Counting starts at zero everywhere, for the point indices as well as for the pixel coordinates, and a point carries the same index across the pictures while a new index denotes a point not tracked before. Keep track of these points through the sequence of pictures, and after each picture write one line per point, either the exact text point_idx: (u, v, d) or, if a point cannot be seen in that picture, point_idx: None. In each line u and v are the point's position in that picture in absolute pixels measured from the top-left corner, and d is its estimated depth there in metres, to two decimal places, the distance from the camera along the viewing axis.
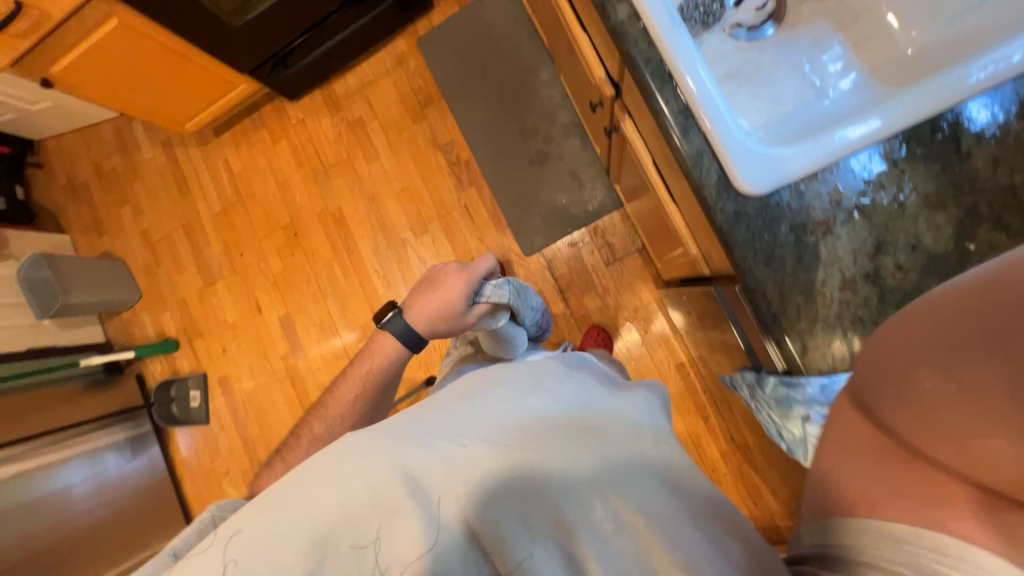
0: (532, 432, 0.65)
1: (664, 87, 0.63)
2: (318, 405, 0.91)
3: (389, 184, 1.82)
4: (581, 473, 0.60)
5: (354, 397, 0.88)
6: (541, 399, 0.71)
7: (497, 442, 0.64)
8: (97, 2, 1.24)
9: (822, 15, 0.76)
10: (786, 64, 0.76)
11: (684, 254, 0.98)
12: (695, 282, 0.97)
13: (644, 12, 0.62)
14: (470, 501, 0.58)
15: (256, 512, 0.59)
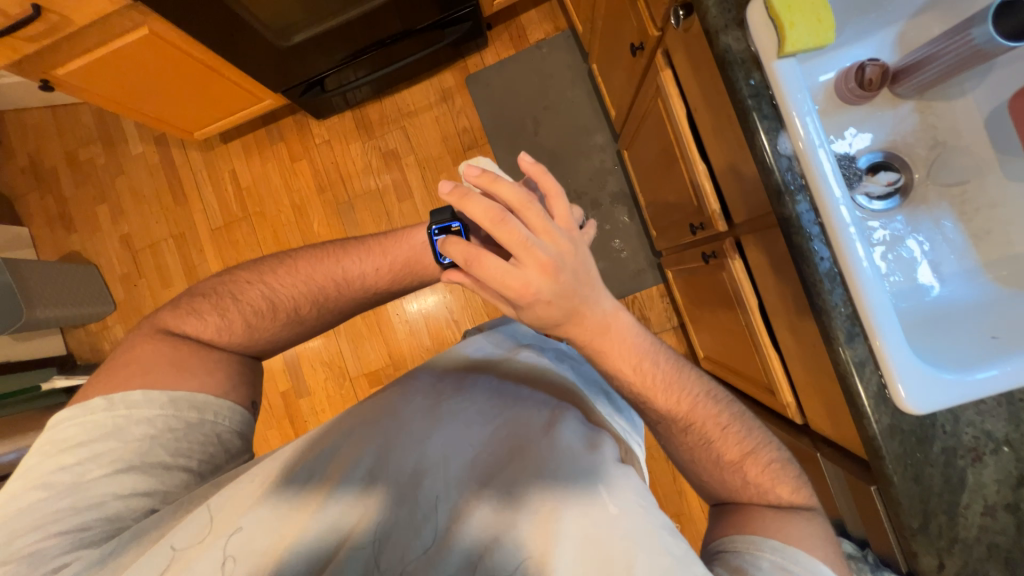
0: (512, 437, 0.67)
1: (834, 290, 0.62)
2: (302, 276, 0.79)
3: (409, 197, 1.74)
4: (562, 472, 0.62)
5: (351, 287, 0.81)
6: (516, 406, 0.72)
7: (481, 435, 0.67)
8: (129, 11, 1.07)
9: (948, 199, 0.77)
10: (911, 242, 0.77)
11: (761, 383, 0.99)
12: (770, 412, 0.99)
13: (827, 215, 0.61)
14: (461, 501, 0.61)
15: (233, 492, 0.59)
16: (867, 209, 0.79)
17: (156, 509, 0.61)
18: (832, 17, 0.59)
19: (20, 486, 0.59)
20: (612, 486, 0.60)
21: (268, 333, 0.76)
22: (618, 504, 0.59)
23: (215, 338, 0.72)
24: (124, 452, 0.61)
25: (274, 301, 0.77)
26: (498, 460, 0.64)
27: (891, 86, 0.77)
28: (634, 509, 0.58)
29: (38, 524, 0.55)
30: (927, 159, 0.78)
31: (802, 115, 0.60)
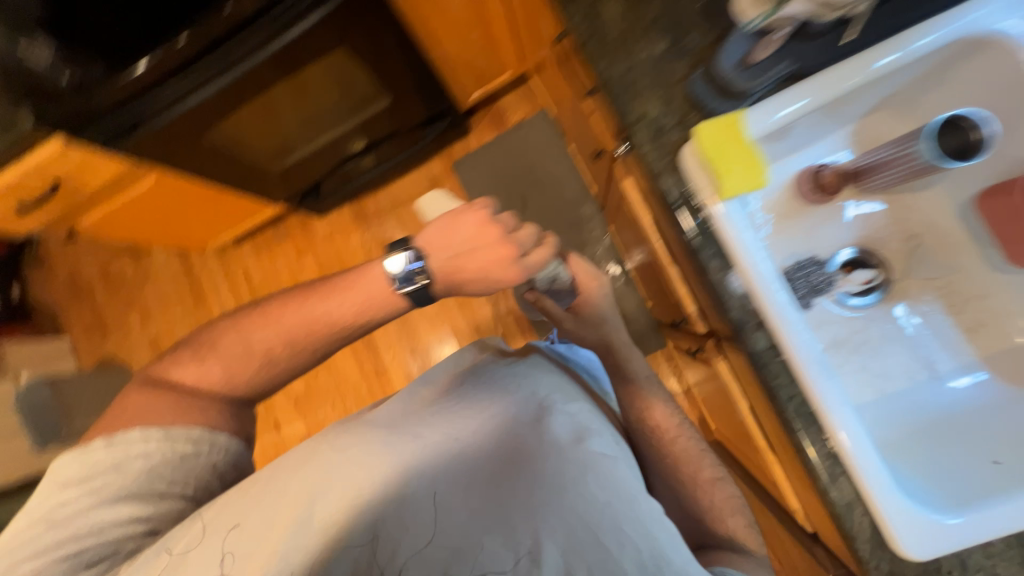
0: (504, 436, 0.64)
1: (809, 427, 0.61)
2: (273, 322, 0.69)
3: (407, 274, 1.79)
4: (552, 469, 0.61)
5: (322, 334, 0.68)
6: (509, 399, 0.68)
7: (473, 426, 0.65)
8: (140, 166, 1.19)
9: (934, 294, 0.74)
10: (899, 340, 0.74)
11: (768, 478, 0.95)
12: (781, 509, 0.94)
13: (789, 353, 0.60)
14: (450, 498, 0.59)
15: (225, 504, 0.61)
16: (850, 310, 0.75)
17: (156, 532, 0.64)
18: (765, 162, 0.60)
19: (21, 524, 0.61)
20: (601, 476, 0.61)
21: (245, 378, 0.70)
22: (605, 493, 0.59)
23: (198, 390, 0.69)
24: (123, 484, 0.63)
25: (249, 345, 0.70)
26: (490, 450, 0.63)
27: (852, 185, 0.76)
28: (619, 506, 0.59)
29: (40, 552, 0.59)
30: (902, 253, 0.76)
31: (750, 255, 0.60)
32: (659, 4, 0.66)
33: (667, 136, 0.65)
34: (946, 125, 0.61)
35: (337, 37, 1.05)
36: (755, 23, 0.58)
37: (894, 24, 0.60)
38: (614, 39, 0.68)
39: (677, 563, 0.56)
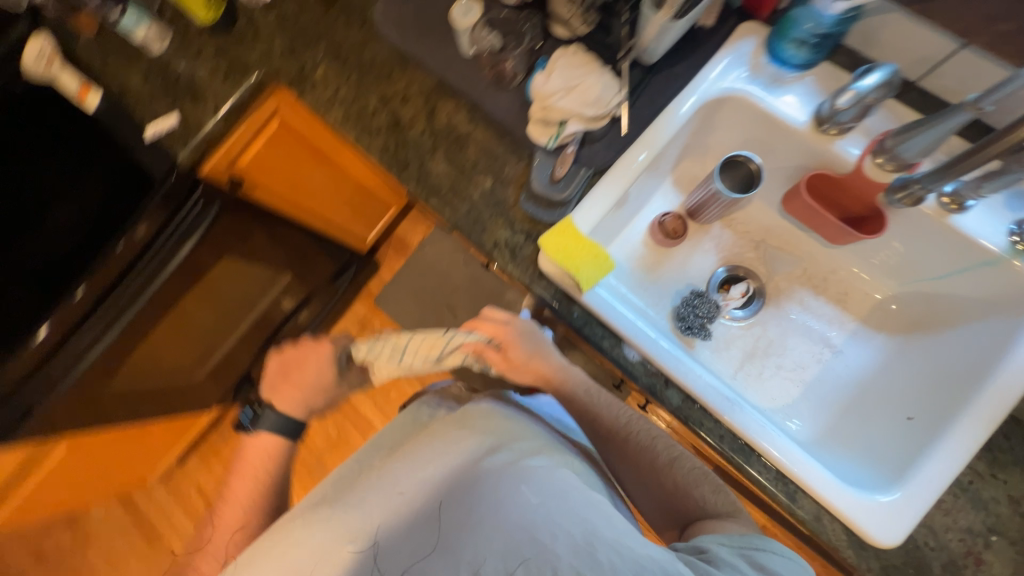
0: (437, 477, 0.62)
1: (750, 457, 0.64)
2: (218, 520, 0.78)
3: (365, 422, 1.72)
4: (483, 494, 0.58)
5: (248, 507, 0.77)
6: (440, 444, 0.67)
7: (415, 471, 0.64)
8: (45, 441, 1.11)
9: (800, 283, 0.84)
10: (792, 331, 0.82)
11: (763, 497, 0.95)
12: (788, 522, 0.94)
13: (700, 398, 0.65)
14: (386, 555, 0.57)
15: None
16: (743, 322, 0.83)
17: None
18: (606, 249, 0.68)
19: None
20: (535, 484, 0.59)
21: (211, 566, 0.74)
22: (538, 493, 0.57)
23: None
24: None
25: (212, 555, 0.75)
26: (428, 484, 0.61)
27: (694, 219, 0.86)
28: (555, 511, 0.56)
29: None
30: (760, 259, 0.85)
31: (631, 327, 0.67)
32: (474, 150, 0.77)
33: (523, 250, 0.72)
34: (731, 162, 0.72)
35: (218, 254, 1.02)
36: (547, 146, 0.71)
37: (654, 108, 0.72)
38: (447, 188, 0.77)
39: (613, 540, 0.55)
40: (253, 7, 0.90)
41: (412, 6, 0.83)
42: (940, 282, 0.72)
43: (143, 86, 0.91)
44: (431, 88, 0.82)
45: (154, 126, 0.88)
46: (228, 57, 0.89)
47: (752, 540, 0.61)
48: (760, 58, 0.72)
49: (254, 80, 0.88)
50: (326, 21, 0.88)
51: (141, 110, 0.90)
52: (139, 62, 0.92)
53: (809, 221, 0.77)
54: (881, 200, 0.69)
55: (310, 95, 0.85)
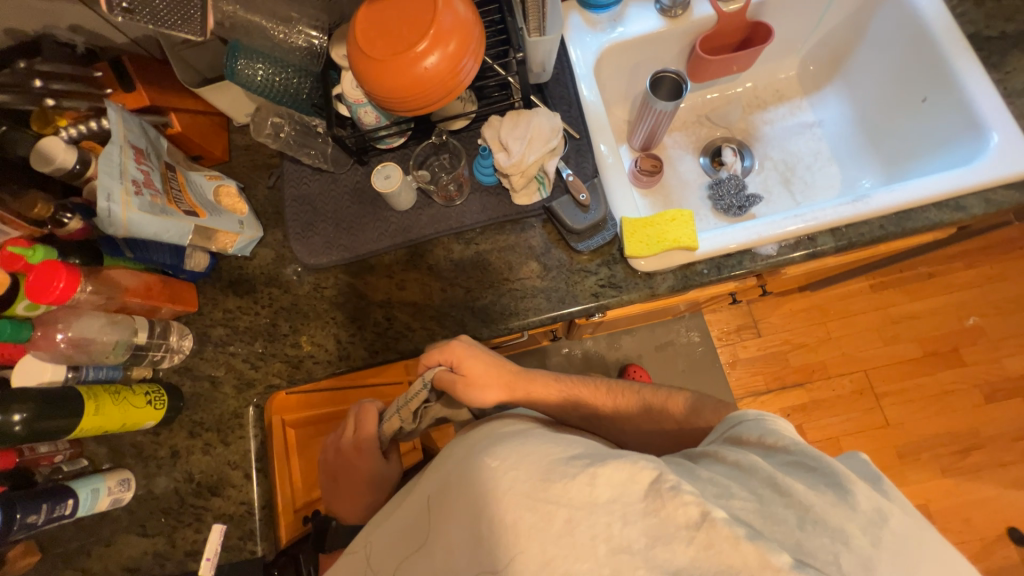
0: (404, 502, 0.55)
1: (907, 217, 0.70)
2: None
3: None
4: (439, 483, 0.51)
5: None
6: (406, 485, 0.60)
7: (377, 532, 0.55)
8: None
9: (752, 111, 0.95)
10: (784, 140, 0.93)
11: (908, 252, 1.00)
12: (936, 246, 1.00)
13: (836, 219, 0.69)
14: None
15: None
16: (756, 168, 0.91)
17: None
18: (672, 207, 0.70)
19: None
20: (492, 450, 0.48)
21: None
22: (500, 457, 0.47)
23: None
24: None
25: None
26: (394, 540, 0.52)
27: (650, 149, 0.93)
28: (514, 458, 0.46)
29: None
30: (715, 125, 0.95)
31: (750, 234, 0.70)
32: (497, 257, 0.75)
33: (618, 276, 0.71)
34: (655, 83, 0.80)
35: None
36: (544, 197, 0.73)
37: (575, 104, 0.77)
38: (510, 303, 0.73)
39: (589, 461, 0.44)
40: (183, 363, 0.77)
41: (321, 223, 0.78)
42: (822, 23, 0.87)
43: (147, 541, 0.71)
44: (407, 258, 0.77)
45: (204, 558, 0.69)
46: (211, 424, 0.75)
47: (730, 420, 0.51)
48: (588, 15, 0.82)
49: (256, 412, 0.75)
50: (263, 305, 0.79)
51: (174, 561, 0.71)
52: (118, 528, 0.72)
53: (720, 74, 0.88)
54: (749, 18, 0.82)
55: (321, 370, 0.76)
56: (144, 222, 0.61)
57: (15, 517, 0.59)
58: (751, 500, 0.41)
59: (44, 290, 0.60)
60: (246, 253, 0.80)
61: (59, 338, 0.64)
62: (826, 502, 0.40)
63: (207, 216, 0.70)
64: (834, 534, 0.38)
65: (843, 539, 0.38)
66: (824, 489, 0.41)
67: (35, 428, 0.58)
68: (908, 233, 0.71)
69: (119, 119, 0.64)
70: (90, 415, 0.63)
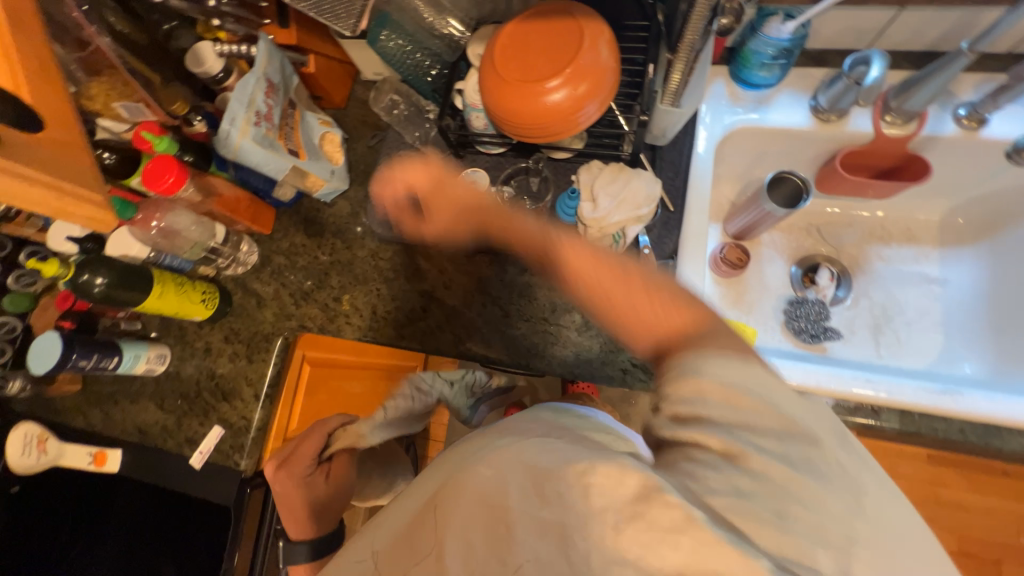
0: (390, 517, 0.44)
1: (1002, 435, 0.61)
2: None
3: None
4: (434, 503, 0.40)
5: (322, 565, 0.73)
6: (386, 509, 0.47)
7: (363, 545, 0.45)
8: None
9: (868, 242, 0.86)
10: (893, 286, 0.83)
11: None
12: None
13: (916, 404, 0.63)
14: None
15: None
16: (849, 301, 0.83)
17: None
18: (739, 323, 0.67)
19: None
20: (481, 458, 0.39)
21: None
22: (491, 464, 0.38)
23: None
24: None
25: None
26: (388, 528, 0.43)
27: (743, 239, 0.87)
28: (507, 464, 0.37)
29: None
30: (820, 240, 0.88)
31: (810, 378, 0.65)
32: (545, 294, 0.74)
33: None
34: (774, 182, 0.74)
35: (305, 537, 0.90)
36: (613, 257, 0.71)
37: (681, 174, 0.73)
38: (541, 343, 0.73)
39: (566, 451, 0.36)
40: (242, 275, 0.84)
41: (400, 200, 0.81)
42: (995, 183, 0.75)
43: (160, 414, 0.80)
44: (463, 260, 0.78)
45: (199, 451, 0.77)
46: (243, 337, 0.82)
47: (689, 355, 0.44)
48: (734, 88, 0.77)
49: (282, 345, 0.81)
50: (324, 251, 0.84)
51: (174, 440, 0.79)
52: (142, 392, 0.81)
53: (849, 193, 0.80)
54: (910, 148, 0.73)
55: (349, 329, 0.80)
56: (251, 152, 0.66)
57: (71, 357, 0.69)
58: (728, 494, 0.33)
59: (156, 179, 0.67)
60: (327, 200, 0.85)
61: (154, 225, 0.72)
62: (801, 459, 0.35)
63: (306, 159, 0.75)
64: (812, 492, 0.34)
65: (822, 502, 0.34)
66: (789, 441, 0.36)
67: (107, 293, 0.66)
68: (995, 452, 0.63)
69: (265, 51, 0.69)
70: (154, 297, 0.71)
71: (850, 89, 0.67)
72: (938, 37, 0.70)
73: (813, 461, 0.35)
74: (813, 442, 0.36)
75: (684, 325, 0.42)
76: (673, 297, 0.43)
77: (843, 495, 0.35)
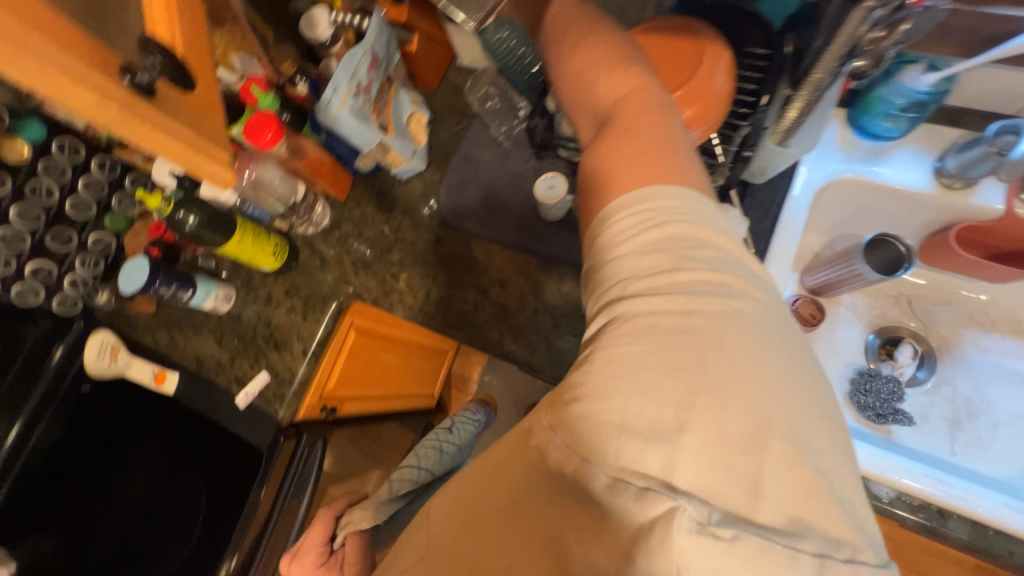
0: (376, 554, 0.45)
1: None
2: None
3: None
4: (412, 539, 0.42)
5: None
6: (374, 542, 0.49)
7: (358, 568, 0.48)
8: None
9: (965, 326, 0.78)
10: (985, 380, 0.75)
11: None
12: None
13: (992, 520, 0.56)
14: None
15: None
16: (928, 386, 0.76)
17: None
18: None
19: None
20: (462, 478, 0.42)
21: None
22: (468, 480, 0.41)
23: None
24: None
25: None
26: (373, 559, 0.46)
27: (821, 296, 0.81)
28: (478, 469, 0.41)
29: None
30: (908, 314, 0.80)
31: (873, 464, 0.60)
32: None
33: None
34: (872, 244, 0.67)
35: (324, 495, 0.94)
36: None
37: (770, 218, 0.69)
38: None
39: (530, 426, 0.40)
40: (310, 235, 0.88)
41: (473, 191, 0.81)
42: None
43: (217, 349, 0.85)
44: (524, 263, 0.78)
45: (244, 392, 0.81)
46: (302, 294, 0.86)
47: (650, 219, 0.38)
48: (849, 134, 0.71)
49: (336, 308, 0.84)
50: (391, 227, 0.86)
51: (225, 376, 0.84)
52: (205, 326, 0.87)
53: (956, 270, 0.73)
54: None
55: (401, 307, 0.82)
56: (346, 121, 0.68)
57: (154, 283, 0.75)
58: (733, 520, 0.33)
59: (256, 133, 0.70)
60: (403, 177, 0.87)
61: (246, 174, 0.75)
62: (749, 375, 0.33)
63: (393, 136, 0.76)
64: (786, 440, 0.32)
65: (800, 445, 0.33)
66: (733, 336, 0.34)
67: (195, 231, 0.70)
68: None
69: (375, 26, 0.71)
70: (234, 243, 0.75)
71: (990, 160, 0.61)
72: None
73: (720, 336, 0.34)
74: (732, 328, 0.34)
75: (654, 151, 0.40)
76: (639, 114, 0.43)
77: (738, 395, 0.33)
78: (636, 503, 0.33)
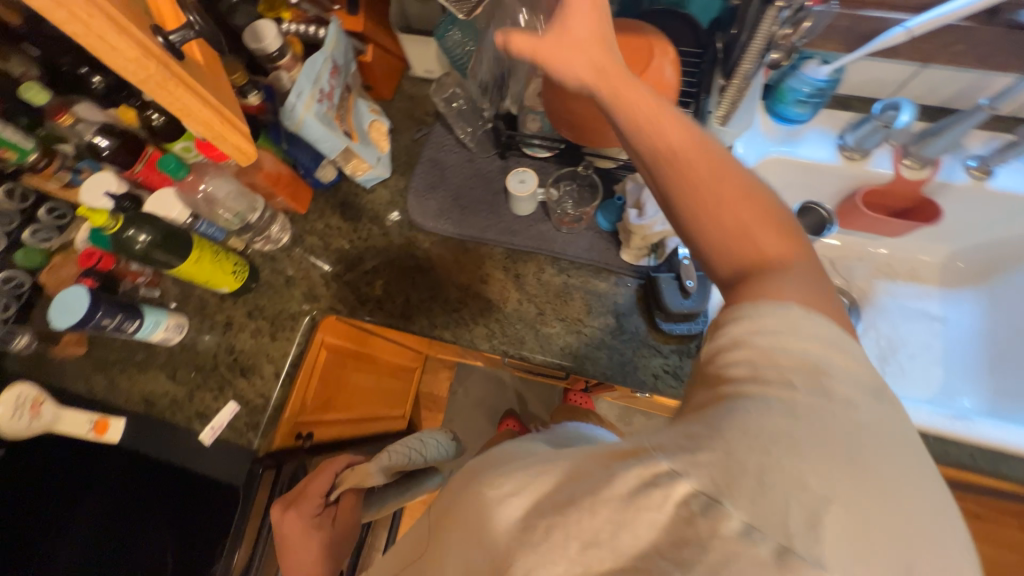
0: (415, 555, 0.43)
1: (1008, 464, 0.65)
2: None
3: None
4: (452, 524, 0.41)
5: None
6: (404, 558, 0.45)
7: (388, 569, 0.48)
8: None
9: (877, 276, 0.92)
10: (899, 320, 0.88)
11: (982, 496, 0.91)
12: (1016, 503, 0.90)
13: (930, 428, 0.66)
14: None
15: None
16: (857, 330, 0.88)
17: None
18: None
19: None
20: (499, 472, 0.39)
21: None
22: (512, 474, 0.38)
23: None
24: None
25: None
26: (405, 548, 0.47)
27: None
28: (528, 477, 0.37)
29: None
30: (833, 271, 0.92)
31: None
32: (581, 296, 0.76)
33: (686, 370, 0.71)
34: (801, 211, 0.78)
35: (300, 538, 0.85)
36: (650, 264, 0.74)
37: None
38: (575, 344, 0.74)
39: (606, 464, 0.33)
40: (270, 252, 0.83)
41: (443, 193, 0.82)
42: (999, 230, 0.82)
43: (171, 385, 0.77)
44: (501, 258, 0.80)
45: (210, 426, 0.74)
46: (267, 315, 0.80)
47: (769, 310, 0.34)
48: (768, 120, 0.82)
49: (309, 323, 0.80)
50: (359, 237, 0.84)
51: (184, 413, 0.76)
52: (154, 362, 0.78)
53: (865, 228, 0.87)
54: (924, 192, 0.79)
55: (379, 315, 0.79)
56: (313, 127, 0.67)
57: (95, 314, 0.66)
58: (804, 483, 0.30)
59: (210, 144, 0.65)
60: (367, 186, 0.85)
61: (199, 189, 0.72)
62: (913, 480, 0.28)
63: (358, 142, 0.76)
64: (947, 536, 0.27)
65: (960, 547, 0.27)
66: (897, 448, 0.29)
67: (147, 252, 0.65)
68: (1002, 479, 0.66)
69: (333, 33, 0.71)
70: (190, 262, 0.69)
71: (879, 130, 0.74)
72: (951, 96, 0.78)
73: (878, 439, 0.29)
74: (891, 440, 0.29)
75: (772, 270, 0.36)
76: (765, 221, 0.38)
77: (904, 491, 0.27)
78: (777, 566, 0.26)
